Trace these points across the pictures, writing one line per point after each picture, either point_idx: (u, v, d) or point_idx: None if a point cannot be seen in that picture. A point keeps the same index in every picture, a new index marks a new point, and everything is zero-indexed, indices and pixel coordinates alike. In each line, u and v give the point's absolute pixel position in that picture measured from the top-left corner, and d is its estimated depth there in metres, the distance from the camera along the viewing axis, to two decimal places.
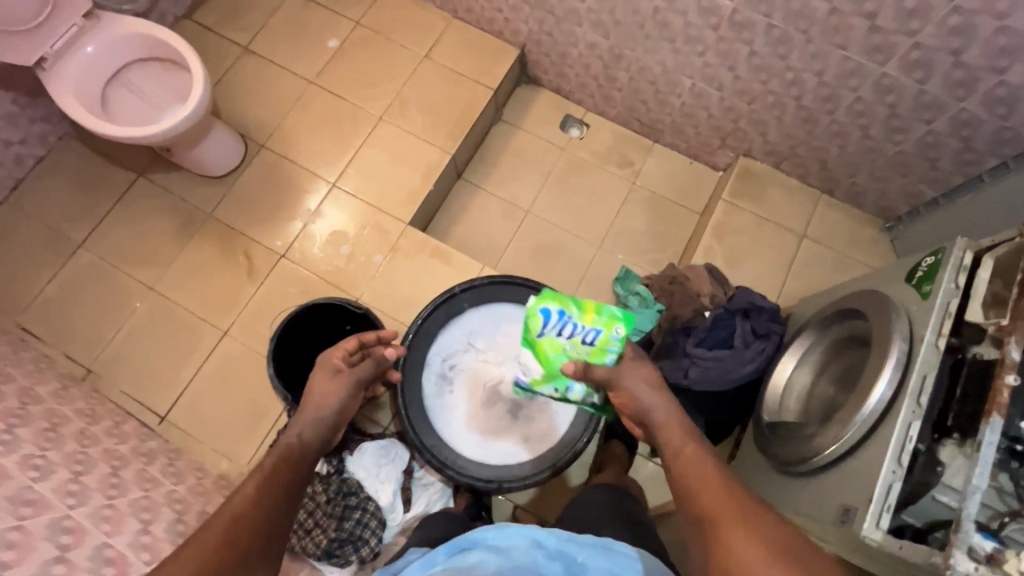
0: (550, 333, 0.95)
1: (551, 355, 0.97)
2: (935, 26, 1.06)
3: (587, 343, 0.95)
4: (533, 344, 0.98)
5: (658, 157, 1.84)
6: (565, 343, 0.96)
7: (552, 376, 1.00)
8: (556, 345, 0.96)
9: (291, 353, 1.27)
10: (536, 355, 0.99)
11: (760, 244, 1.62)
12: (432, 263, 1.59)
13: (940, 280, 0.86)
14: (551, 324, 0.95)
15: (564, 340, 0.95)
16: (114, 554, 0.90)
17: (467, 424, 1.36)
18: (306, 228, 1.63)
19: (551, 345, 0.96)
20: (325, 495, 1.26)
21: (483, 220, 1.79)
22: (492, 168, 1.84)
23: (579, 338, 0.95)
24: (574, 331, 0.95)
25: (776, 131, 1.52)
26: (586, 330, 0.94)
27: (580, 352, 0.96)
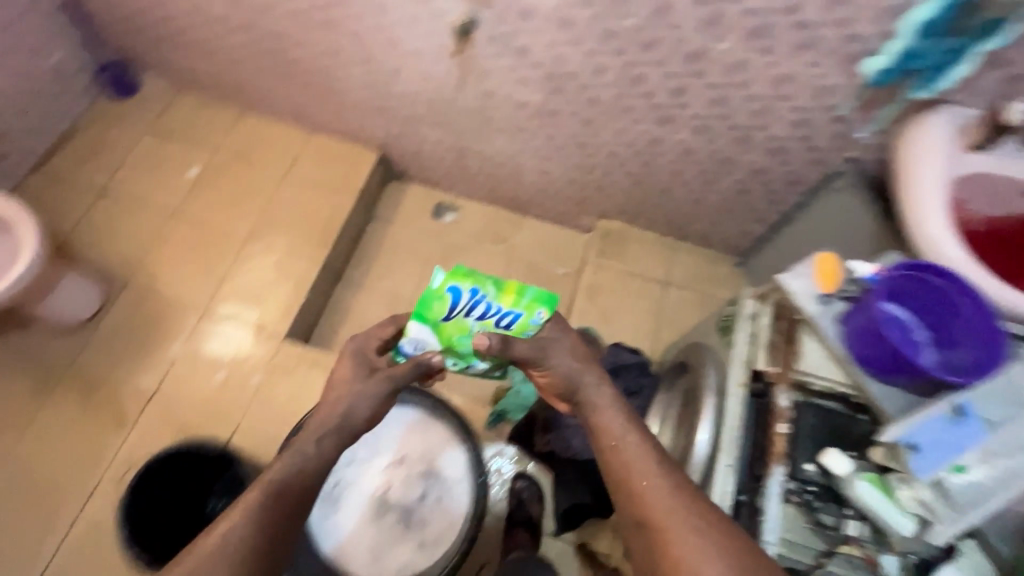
0: (460, 313, 0.90)
1: (454, 333, 0.92)
2: (701, 99, 1.19)
3: (500, 325, 0.90)
4: (432, 316, 0.91)
5: (529, 229, 1.92)
6: (474, 324, 0.91)
7: (457, 354, 0.93)
8: (463, 326, 0.91)
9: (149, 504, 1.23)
10: (435, 332, 0.93)
11: (628, 298, 1.70)
12: (312, 376, 1.57)
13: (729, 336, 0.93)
14: (461, 304, 0.89)
15: (474, 321, 0.90)
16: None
17: (356, 544, 1.29)
18: (177, 361, 1.58)
19: (457, 326, 0.91)
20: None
21: (368, 318, 1.79)
22: (371, 266, 1.87)
23: (490, 317, 0.90)
24: (487, 313, 0.90)
25: (618, 195, 1.63)
26: (499, 310, 0.89)
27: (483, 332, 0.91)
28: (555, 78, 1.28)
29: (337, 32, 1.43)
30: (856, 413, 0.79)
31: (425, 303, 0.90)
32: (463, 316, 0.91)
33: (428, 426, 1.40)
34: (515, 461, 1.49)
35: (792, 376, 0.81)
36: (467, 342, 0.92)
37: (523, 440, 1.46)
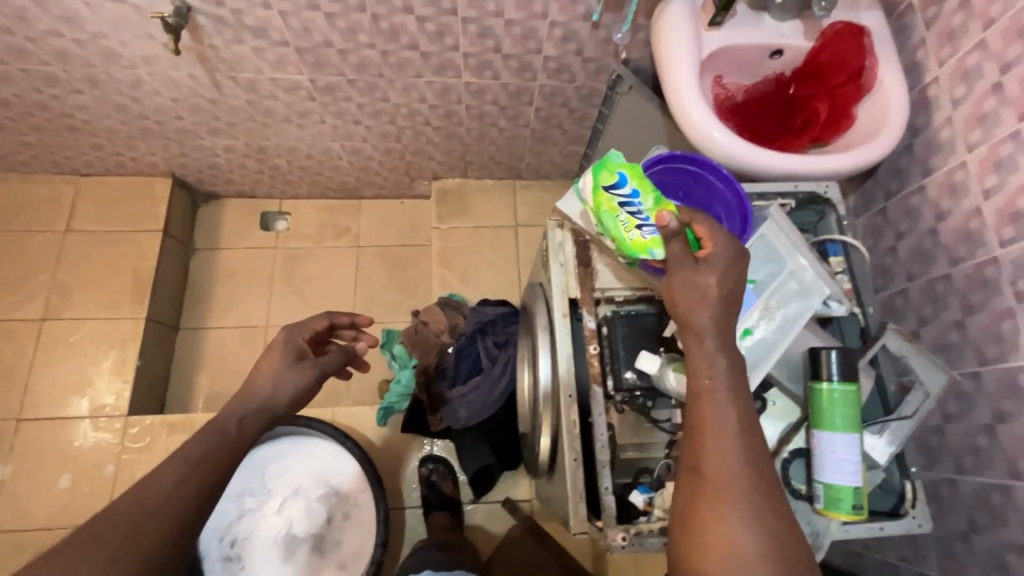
0: (617, 194, 0.71)
1: (606, 213, 0.72)
2: (465, 37, 1.13)
3: (645, 230, 0.70)
4: (604, 176, 0.71)
5: (370, 210, 1.81)
6: (625, 215, 0.71)
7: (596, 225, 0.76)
8: (613, 210, 0.72)
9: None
10: (595, 199, 0.73)
11: (484, 252, 1.68)
12: (175, 442, 1.42)
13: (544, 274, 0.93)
14: (625, 190, 0.70)
15: (627, 211, 0.70)
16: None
17: None
18: (5, 482, 1.36)
19: (607, 206, 0.72)
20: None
21: (223, 359, 1.64)
22: (210, 303, 1.69)
23: (639, 224, 0.70)
24: (637, 209, 0.70)
25: (439, 152, 1.56)
26: (649, 226, 0.70)
27: (626, 232, 0.71)
28: (311, 51, 1.17)
29: (41, 58, 1.20)
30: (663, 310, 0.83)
31: (599, 163, 0.71)
32: (623, 200, 0.71)
33: (313, 448, 1.34)
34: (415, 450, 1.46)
35: (595, 295, 0.82)
36: (609, 225, 0.73)
37: (416, 424, 1.41)
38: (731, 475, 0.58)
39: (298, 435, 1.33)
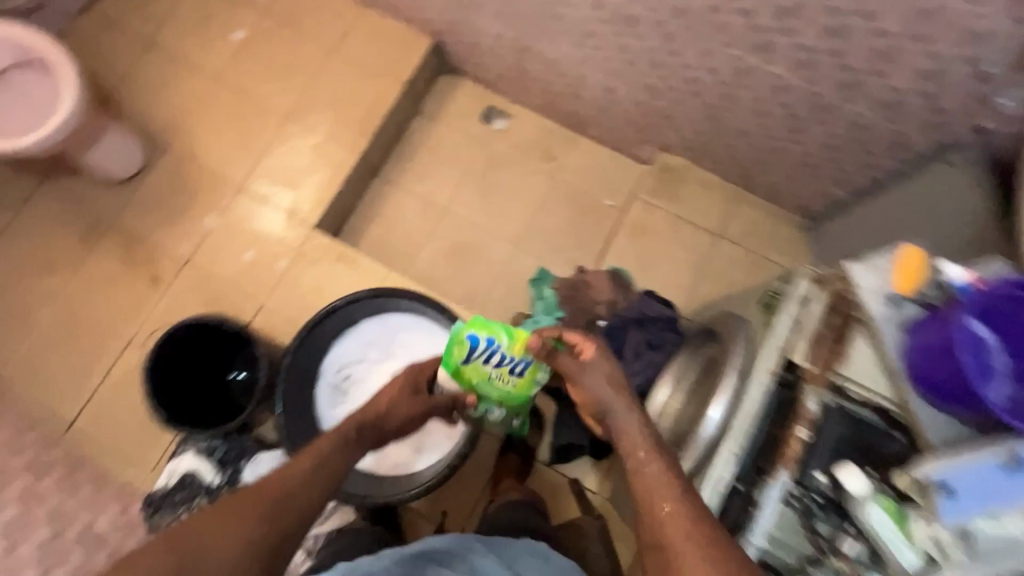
0: (475, 360, 1.05)
1: (474, 383, 1.09)
2: (811, 27, 0.98)
3: (514, 372, 1.07)
4: (455, 367, 1.07)
5: (583, 149, 1.76)
6: (492, 372, 1.07)
7: (475, 392, 1.11)
8: (481, 372, 1.07)
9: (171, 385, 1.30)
10: (468, 381, 1.09)
11: (671, 244, 1.57)
12: (337, 269, 1.56)
13: (766, 319, 0.88)
14: (480, 351, 1.04)
15: (493, 369, 1.06)
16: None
17: (358, 436, 1.35)
18: (212, 232, 1.60)
19: (475, 372, 1.07)
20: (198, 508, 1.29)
21: (398, 218, 1.74)
22: (410, 165, 1.78)
23: (506, 367, 1.06)
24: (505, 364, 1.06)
25: (687, 128, 1.45)
26: (513, 358, 1.05)
27: (497, 387, 1.09)
28: None
29: None
30: (890, 430, 0.74)
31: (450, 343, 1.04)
32: (480, 363, 1.07)
33: (440, 341, 1.40)
34: None
35: (832, 375, 0.76)
36: (483, 386, 1.10)
37: None
38: (686, 536, 0.72)
39: (434, 323, 1.39)
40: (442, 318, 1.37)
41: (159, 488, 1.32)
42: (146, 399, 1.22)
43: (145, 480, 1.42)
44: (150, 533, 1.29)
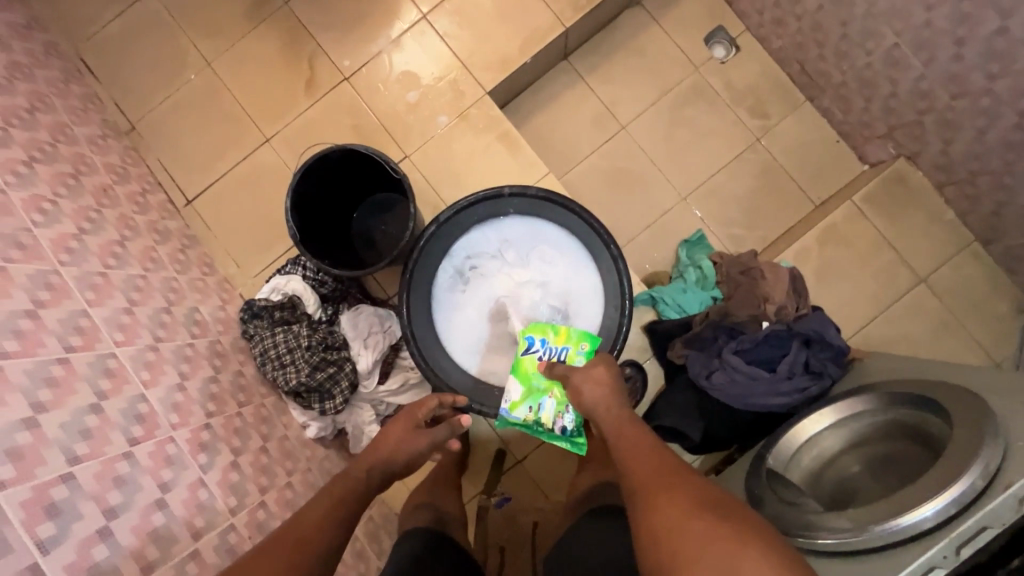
0: (530, 353, 1.11)
1: (526, 380, 1.10)
2: None
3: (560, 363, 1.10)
4: (515, 362, 1.12)
5: (802, 119, 1.51)
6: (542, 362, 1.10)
7: (529, 394, 1.09)
8: (534, 365, 1.10)
9: (311, 203, 1.20)
10: (519, 381, 1.11)
11: (864, 267, 1.35)
12: (496, 147, 1.40)
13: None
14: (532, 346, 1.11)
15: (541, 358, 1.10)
16: (114, 366, 0.88)
17: (463, 330, 1.27)
18: (380, 56, 1.43)
19: (530, 363, 1.10)
20: (293, 333, 1.24)
21: (571, 116, 1.53)
22: (605, 62, 1.55)
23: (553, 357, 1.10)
24: (550, 352, 1.10)
25: (965, 145, 1.20)
26: (558, 350, 1.11)
27: (538, 378, 1.10)
28: None
29: None
30: None
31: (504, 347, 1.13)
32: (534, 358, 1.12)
33: (582, 270, 1.26)
34: (633, 348, 1.31)
35: None
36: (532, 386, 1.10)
37: (659, 336, 1.28)
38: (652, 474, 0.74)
39: (586, 249, 1.25)
40: (599, 248, 1.22)
41: (260, 298, 1.28)
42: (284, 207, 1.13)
43: (246, 285, 1.39)
44: (242, 339, 1.27)
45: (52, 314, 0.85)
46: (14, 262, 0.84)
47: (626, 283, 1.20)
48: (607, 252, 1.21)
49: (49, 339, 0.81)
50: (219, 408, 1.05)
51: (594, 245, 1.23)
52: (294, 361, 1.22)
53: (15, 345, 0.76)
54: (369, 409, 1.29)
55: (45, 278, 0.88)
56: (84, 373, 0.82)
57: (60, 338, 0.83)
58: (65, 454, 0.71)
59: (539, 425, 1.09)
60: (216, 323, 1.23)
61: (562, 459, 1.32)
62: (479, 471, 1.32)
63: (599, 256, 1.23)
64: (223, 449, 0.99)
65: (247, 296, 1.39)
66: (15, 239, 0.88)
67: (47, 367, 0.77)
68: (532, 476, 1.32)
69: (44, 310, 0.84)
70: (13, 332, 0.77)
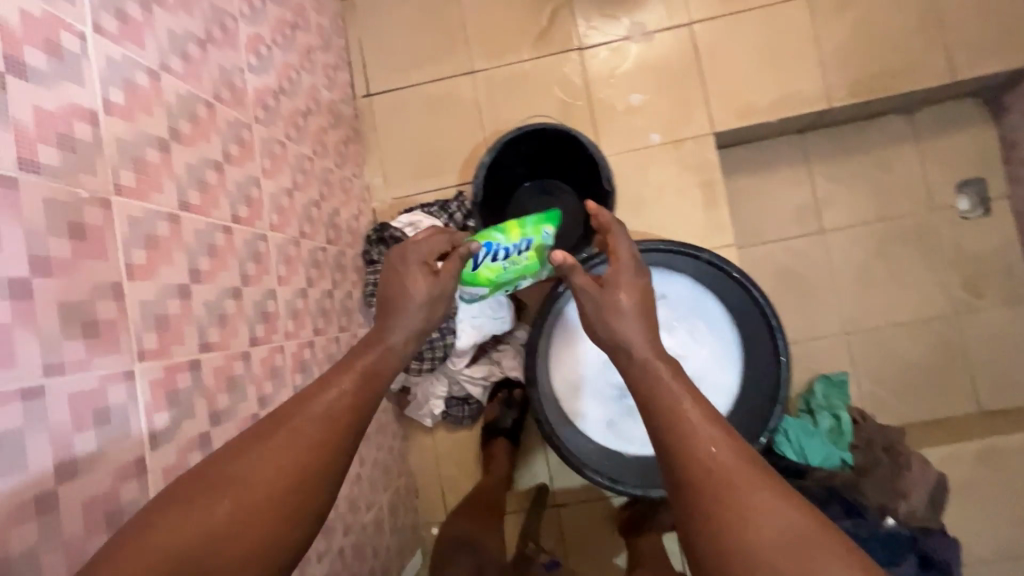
0: (484, 262, 0.88)
1: (492, 278, 0.91)
2: None
3: (524, 254, 0.92)
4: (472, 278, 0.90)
5: (1014, 317, 1.32)
6: (502, 264, 0.90)
7: (503, 286, 0.94)
8: (495, 269, 0.90)
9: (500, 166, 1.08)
10: (487, 286, 0.92)
11: (1007, 508, 1.19)
12: (692, 192, 1.26)
13: None
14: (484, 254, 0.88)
15: (499, 261, 0.89)
16: (263, 251, 0.81)
17: (575, 358, 1.17)
18: (624, 42, 1.29)
19: (491, 270, 0.90)
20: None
21: (775, 195, 1.38)
22: (840, 155, 1.37)
23: (517, 254, 0.90)
24: (507, 251, 0.90)
25: None
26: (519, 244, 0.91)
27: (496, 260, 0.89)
28: None
29: None
30: None
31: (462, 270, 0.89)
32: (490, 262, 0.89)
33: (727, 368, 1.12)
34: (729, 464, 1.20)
35: None
36: (504, 281, 0.93)
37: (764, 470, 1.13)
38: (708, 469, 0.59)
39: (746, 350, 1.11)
40: (765, 358, 1.08)
41: (395, 229, 1.20)
42: (478, 162, 1.02)
43: (384, 203, 1.32)
44: (361, 258, 1.20)
45: (234, 174, 0.77)
46: (221, 103, 0.77)
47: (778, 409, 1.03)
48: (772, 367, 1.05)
49: (225, 202, 0.74)
50: (325, 328, 0.98)
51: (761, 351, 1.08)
52: None
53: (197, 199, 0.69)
54: (443, 384, 1.24)
55: (239, 131, 0.80)
56: (238, 252, 0.75)
57: (232, 204, 0.76)
58: (201, 337, 0.65)
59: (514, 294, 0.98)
60: (347, 231, 1.16)
61: (603, 526, 1.25)
62: (515, 501, 1.27)
63: (758, 366, 1.09)
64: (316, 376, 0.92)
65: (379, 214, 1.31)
66: (230, 78, 0.80)
67: (213, 234, 0.70)
68: (564, 528, 1.26)
69: (230, 167, 0.76)
70: (200, 182, 0.69)
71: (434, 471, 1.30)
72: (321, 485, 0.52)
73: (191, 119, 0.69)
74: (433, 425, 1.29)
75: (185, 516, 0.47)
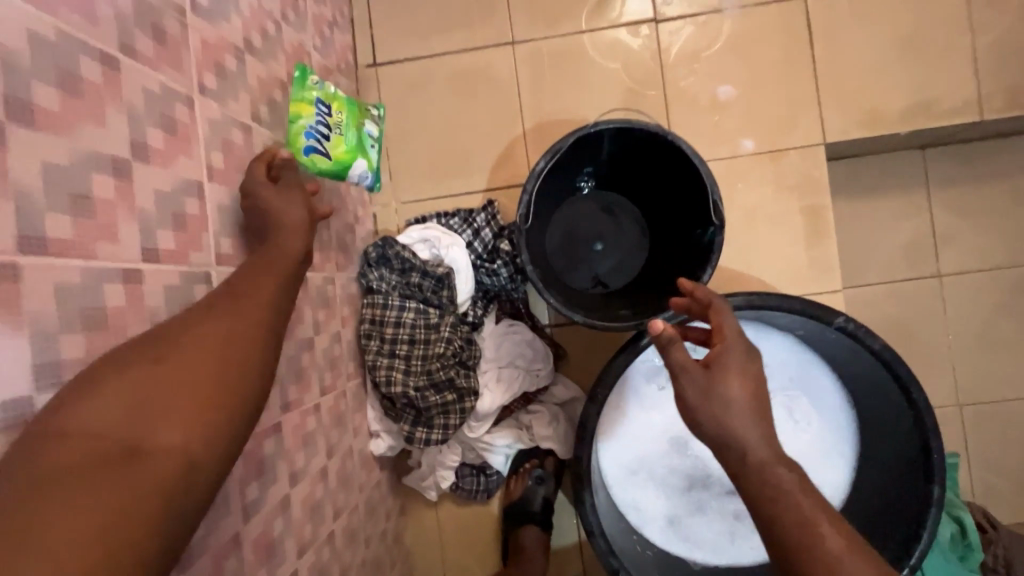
0: (322, 152, 0.73)
1: (348, 148, 0.77)
2: None
3: (326, 109, 0.75)
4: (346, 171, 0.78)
5: None
6: (329, 135, 0.75)
7: (368, 152, 0.83)
8: (335, 142, 0.76)
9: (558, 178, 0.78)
10: (357, 155, 0.79)
11: None
12: (792, 219, 0.97)
13: None
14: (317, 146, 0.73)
15: (320, 134, 0.73)
16: None
17: (630, 434, 0.89)
18: (716, 14, 0.97)
19: (337, 145, 0.76)
20: (426, 320, 0.87)
21: (881, 226, 1.09)
22: (973, 180, 1.08)
23: (322, 115, 0.74)
24: (314, 121, 0.73)
25: None
26: (318, 107, 0.74)
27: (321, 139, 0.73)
28: None
29: None
30: None
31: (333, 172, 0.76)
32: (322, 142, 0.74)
33: (838, 465, 0.84)
34: None
35: None
36: (356, 138, 0.79)
37: None
38: None
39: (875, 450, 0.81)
40: (909, 473, 0.76)
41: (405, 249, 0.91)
42: (531, 169, 0.72)
43: (388, 209, 1.01)
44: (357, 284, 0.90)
45: (153, 180, 0.47)
46: (135, 63, 0.46)
47: (925, 546, 0.72)
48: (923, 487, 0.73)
49: (131, 229, 0.44)
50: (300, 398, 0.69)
51: (902, 458, 0.77)
52: (409, 357, 0.86)
53: (68, 230, 0.39)
54: (456, 452, 0.95)
55: (169, 109, 0.50)
56: (152, 311, 0.46)
57: (147, 231, 0.46)
58: None
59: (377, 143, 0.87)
60: (339, 250, 0.86)
61: None
62: None
63: (895, 477, 0.78)
64: (282, 474, 0.64)
65: (381, 223, 1.01)
66: (156, 22, 0.50)
67: (99, 287, 0.41)
68: None
69: (146, 169, 0.47)
70: (77, 199, 0.40)
71: (435, 556, 1.01)
72: (251, 354, 0.43)
73: (66, 87, 0.40)
74: (437, 497, 1.00)
75: (108, 390, 0.37)
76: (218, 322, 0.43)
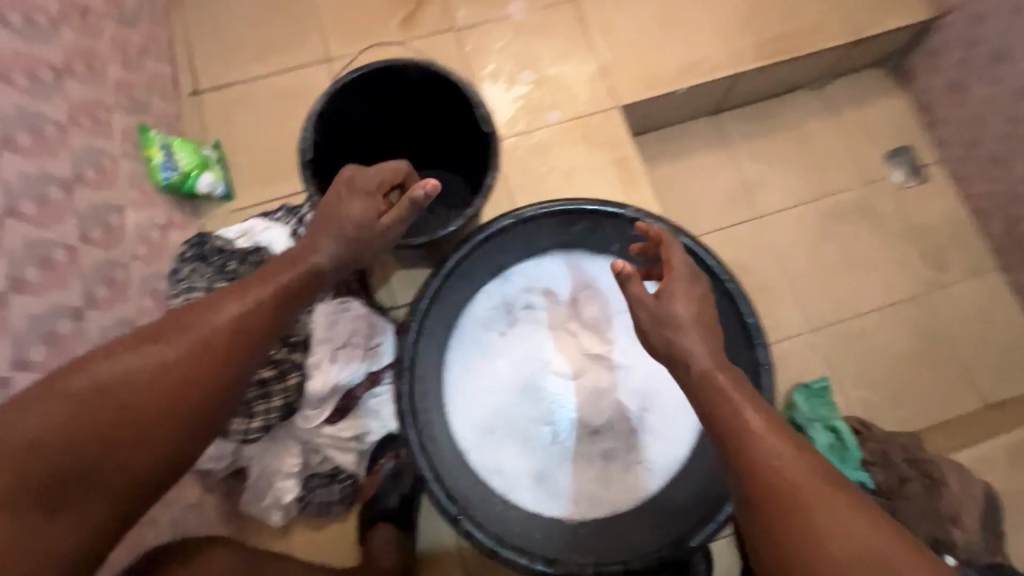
0: (178, 176, 0.92)
1: (196, 168, 0.96)
2: None
3: (167, 147, 0.93)
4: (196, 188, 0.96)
5: (987, 290, 1.14)
6: (182, 163, 0.94)
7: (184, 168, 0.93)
8: (189, 166, 0.95)
9: (349, 133, 0.81)
10: (204, 172, 0.97)
11: None
12: (606, 172, 1.04)
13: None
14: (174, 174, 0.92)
15: (178, 164, 0.93)
16: None
17: (480, 391, 0.83)
18: (506, 21, 1.11)
19: (190, 167, 0.95)
20: None
21: (701, 182, 1.19)
22: (765, 134, 1.22)
23: (172, 152, 0.93)
24: (171, 157, 0.92)
25: None
26: (166, 148, 0.92)
27: (178, 170, 0.93)
28: None
29: None
30: None
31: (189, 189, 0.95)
32: (177, 170, 0.93)
33: None
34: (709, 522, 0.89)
35: None
36: (195, 161, 0.96)
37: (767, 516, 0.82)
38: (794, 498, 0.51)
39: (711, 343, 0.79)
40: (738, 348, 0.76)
41: (219, 237, 0.88)
42: (309, 113, 0.74)
43: (213, 217, 0.99)
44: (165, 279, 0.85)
45: None
46: None
47: None
48: (752, 358, 0.75)
49: None
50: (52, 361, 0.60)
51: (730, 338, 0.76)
52: None
53: None
54: (296, 454, 0.84)
55: None
56: None
57: None
58: None
59: (191, 160, 0.95)
60: (138, 241, 0.81)
61: None
62: None
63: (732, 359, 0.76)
64: None
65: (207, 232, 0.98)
66: None
67: None
68: None
69: None
70: None
71: None
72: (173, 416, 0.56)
73: None
74: (285, 523, 0.86)
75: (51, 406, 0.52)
76: (149, 350, 0.56)
